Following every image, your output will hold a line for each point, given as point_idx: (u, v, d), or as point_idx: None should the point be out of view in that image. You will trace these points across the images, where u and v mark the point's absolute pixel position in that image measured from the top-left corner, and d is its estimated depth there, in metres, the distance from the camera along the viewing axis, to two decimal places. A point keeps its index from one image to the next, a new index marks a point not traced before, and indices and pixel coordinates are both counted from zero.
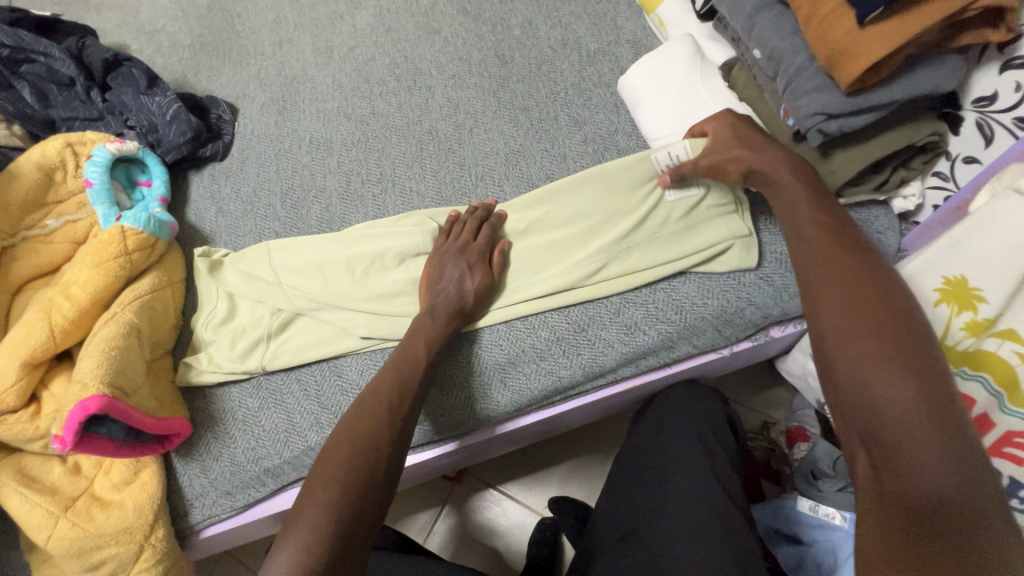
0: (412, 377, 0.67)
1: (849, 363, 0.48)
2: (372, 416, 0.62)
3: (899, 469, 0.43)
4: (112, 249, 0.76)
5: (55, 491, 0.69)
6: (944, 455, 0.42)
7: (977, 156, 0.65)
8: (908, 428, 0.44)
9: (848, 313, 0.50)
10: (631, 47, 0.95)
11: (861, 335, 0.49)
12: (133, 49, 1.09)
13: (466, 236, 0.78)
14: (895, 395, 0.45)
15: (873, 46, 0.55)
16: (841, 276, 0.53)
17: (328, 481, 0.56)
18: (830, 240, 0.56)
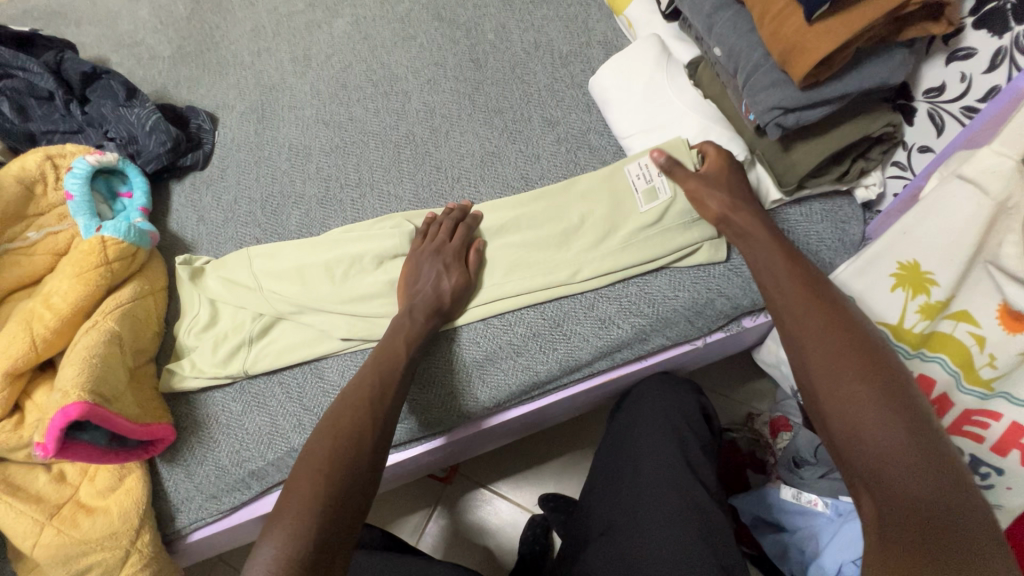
0: (391, 374, 0.68)
1: (831, 388, 0.51)
2: (353, 413, 0.63)
3: (890, 492, 0.45)
4: (92, 259, 0.77)
5: (41, 499, 0.69)
6: (936, 491, 0.44)
7: (930, 144, 0.67)
8: (901, 469, 0.45)
9: (826, 344, 0.54)
10: (602, 48, 0.98)
11: (848, 379, 0.51)
12: (113, 61, 1.10)
13: (443, 236, 0.80)
14: (878, 417, 0.48)
15: (821, 42, 0.57)
16: (814, 308, 0.57)
17: (312, 476, 0.57)
18: (809, 288, 0.59)
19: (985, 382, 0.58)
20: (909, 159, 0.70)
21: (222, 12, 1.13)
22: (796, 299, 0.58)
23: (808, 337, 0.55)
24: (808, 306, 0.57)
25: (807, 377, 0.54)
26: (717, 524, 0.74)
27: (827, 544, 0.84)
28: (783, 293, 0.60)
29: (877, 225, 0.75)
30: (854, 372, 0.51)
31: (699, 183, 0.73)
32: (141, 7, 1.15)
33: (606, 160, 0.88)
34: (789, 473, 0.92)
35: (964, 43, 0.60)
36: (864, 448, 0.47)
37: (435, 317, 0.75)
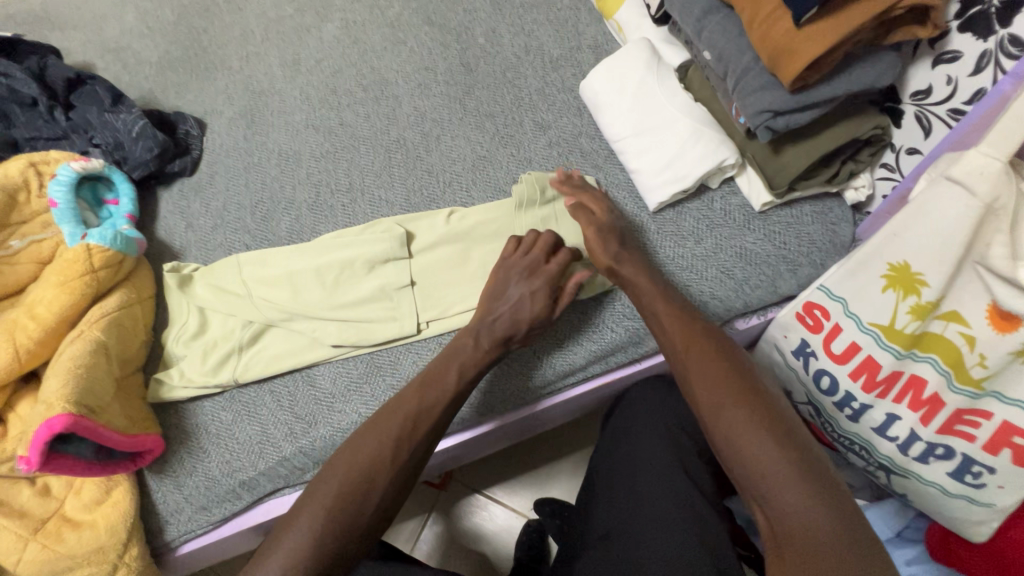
0: (420, 404, 0.64)
1: (713, 408, 0.54)
2: (376, 446, 0.60)
3: (774, 500, 0.48)
4: (78, 268, 0.76)
5: (25, 513, 0.68)
6: (808, 491, 0.47)
7: (918, 146, 0.68)
8: (780, 476, 0.48)
9: (704, 368, 0.57)
10: (592, 52, 0.98)
11: (724, 396, 0.54)
12: (99, 67, 1.09)
13: (537, 255, 0.76)
14: (753, 431, 0.51)
15: (809, 46, 0.57)
16: (689, 335, 0.61)
17: (315, 509, 0.56)
18: (681, 317, 0.63)
19: (976, 381, 0.59)
20: (898, 161, 0.71)
21: (210, 16, 1.12)
22: (670, 332, 0.62)
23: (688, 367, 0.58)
24: (683, 336, 0.61)
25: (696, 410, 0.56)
26: (710, 526, 0.74)
27: None
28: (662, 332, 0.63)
29: (867, 227, 0.76)
30: (730, 395, 0.54)
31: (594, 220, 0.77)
32: (127, 12, 1.14)
33: (598, 164, 0.88)
34: None
35: (949, 46, 0.61)
36: (748, 470, 0.50)
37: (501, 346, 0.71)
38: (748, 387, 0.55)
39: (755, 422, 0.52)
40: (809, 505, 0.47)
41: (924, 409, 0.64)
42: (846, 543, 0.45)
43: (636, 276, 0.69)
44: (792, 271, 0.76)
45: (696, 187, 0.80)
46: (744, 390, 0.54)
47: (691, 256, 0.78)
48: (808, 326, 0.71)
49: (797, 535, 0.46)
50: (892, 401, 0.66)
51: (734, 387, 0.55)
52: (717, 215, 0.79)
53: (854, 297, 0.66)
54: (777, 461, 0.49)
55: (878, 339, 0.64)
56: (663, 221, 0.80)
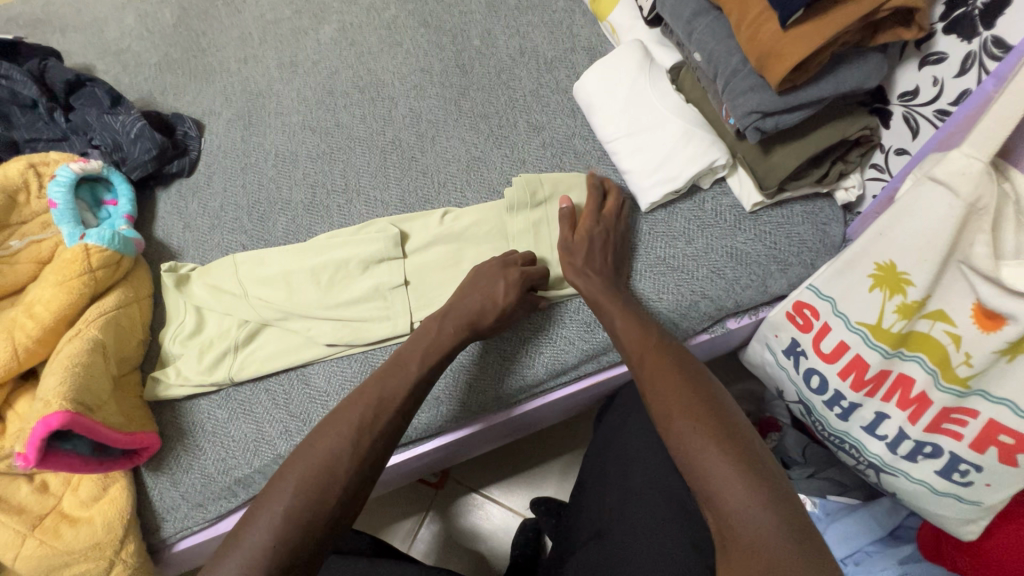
0: (379, 400, 0.63)
1: (662, 415, 0.56)
2: (339, 439, 0.59)
3: (718, 503, 0.49)
4: (75, 268, 0.77)
5: (23, 510, 0.69)
6: (749, 492, 0.48)
7: (906, 147, 0.69)
8: (721, 479, 0.49)
9: (656, 377, 0.59)
10: (587, 54, 0.99)
11: (674, 404, 0.56)
12: (99, 69, 1.10)
13: (517, 257, 0.78)
14: (698, 435, 0.53)
15: (794, 48, 0.58)
16: (645, 347, 0.63)
17: (276, 504, 0.54)
18: (640, 329, 0.65)
19: (961, 379, 0.59)
20: (887, 162, 0.72)
21: (208, 19, 1.14)
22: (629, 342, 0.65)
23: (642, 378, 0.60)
24: (640, 347, 0.63)
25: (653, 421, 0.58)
26: (700, 523, 0.75)
27: None
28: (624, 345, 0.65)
29: (857, 226, 0.77)
30: (684, 403, 0.55)
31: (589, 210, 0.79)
32: (127, 15, 1.15)
33: (591, 164, 0.89)
34: None
35: (935, 47, 0.61)
36: (695, 475, 0.51)
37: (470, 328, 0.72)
38: (701, 396, 0.56)
39: (705, 431, 0.53)
40: (751, 506, 0.47)
41: (912, 407, 0.64)
42: (794, 547, 0.45)
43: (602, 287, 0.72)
44: (783, 271, 0.77)
45: (688, 188, 0.81)
46: (697, 400, 0.56)
47: (682, 256, 0.78)
48: (798, 325, 0.71)
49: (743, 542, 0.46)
50: (881, 400, 0.67)
51: (688, 397, 0.56)
52: (709, 215, 0.80)
53: (843, 296, 0.66)
54: (720, 463, 0.50)
55: (866, 338, 0.64)
56: (655, 221, 0.81)
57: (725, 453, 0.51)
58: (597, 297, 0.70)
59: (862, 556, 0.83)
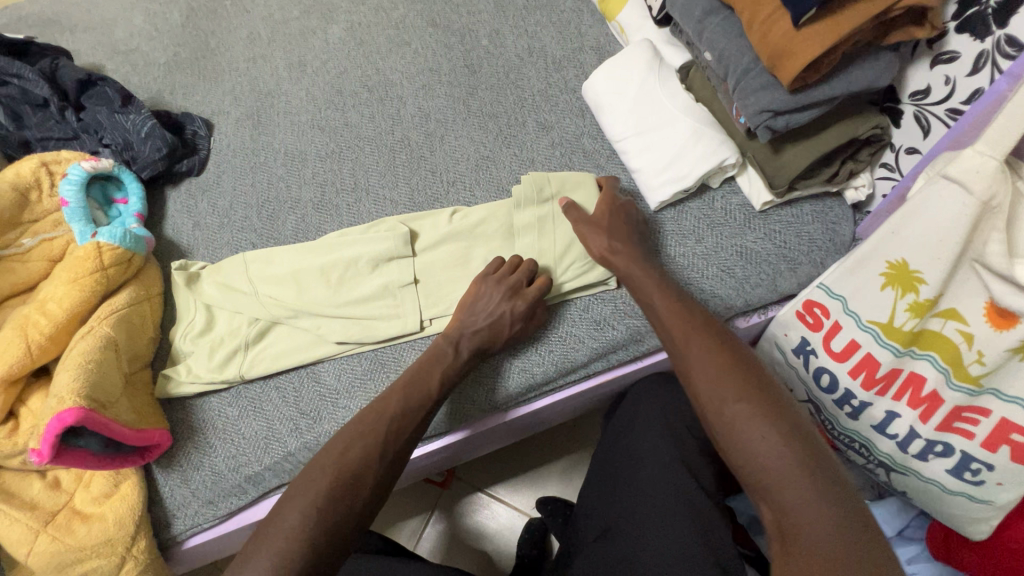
0: (401, 412, 0.66)
1: (716, 403, 0.54)
2: (368, 448, 0.62)
3: (781, 498, 0.48)
4: (88, 265, 0.77)
5: (35, 506, 0.69)
6: (815, 487, 0.47)
7: (918, 146, 0.69)
8: (785, 473, 0.48)
9: (706, 362, 0.57)
10: (595, 53, 0.99)
11: (729, 393, 0.54)
12: (108, 69, 1.11)
13: (520, 276, 0.78)
14: (758, 426, 0.51)
15: (807, 47, 0.58)
16: (691, 330, 0.60)
17: (305, 508, 0.56)
18: (682, 311, 0.63)
19: (973, 378, 0.59)
20: (897, 161, 0.72)
21: (217, 19, 1.14)
22: (673, 323, 0.62)
23: (690, 363, 0.58)
24: (686, 330, 0.60)
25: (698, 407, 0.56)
26: (709, 522, 0.75)
27: None
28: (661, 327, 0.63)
29: (867, 226, 0.77)
30: (734, 388, 0.54)
31: (597, 220, 0.78)
32: (136, 15, 1.16)
33: (600, 163, 0.89)
34: None
35: (947, 46, 0.61)
36: (755, 468, 0.50)
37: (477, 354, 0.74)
38: (751, 380, 0.55)
39: (758, 417, 0.52)
40: (818, 502, 0.47)
41: (923, 406, 0.64)
42: (857, 537, 0.45)
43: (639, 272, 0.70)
44: (793, 270, 0.77)
45: (698, 187, 0.81)
46: (748, 385, 0.55)
47: (692, 255, 0.78)
48: (808, 324, 0.72)
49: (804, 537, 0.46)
50: (892, 399, 0.67)
51: (744, 384, 0.54)
52: (718, 214, 0.80)
53: (854, 295, 0.66)
54: (783, 457, 0.49)
55: (877, 337, 0.65)
56: (664, 220, 0.81)
57: (781, 440, 0.50)
58: (636, 281, 0.70)
59: None
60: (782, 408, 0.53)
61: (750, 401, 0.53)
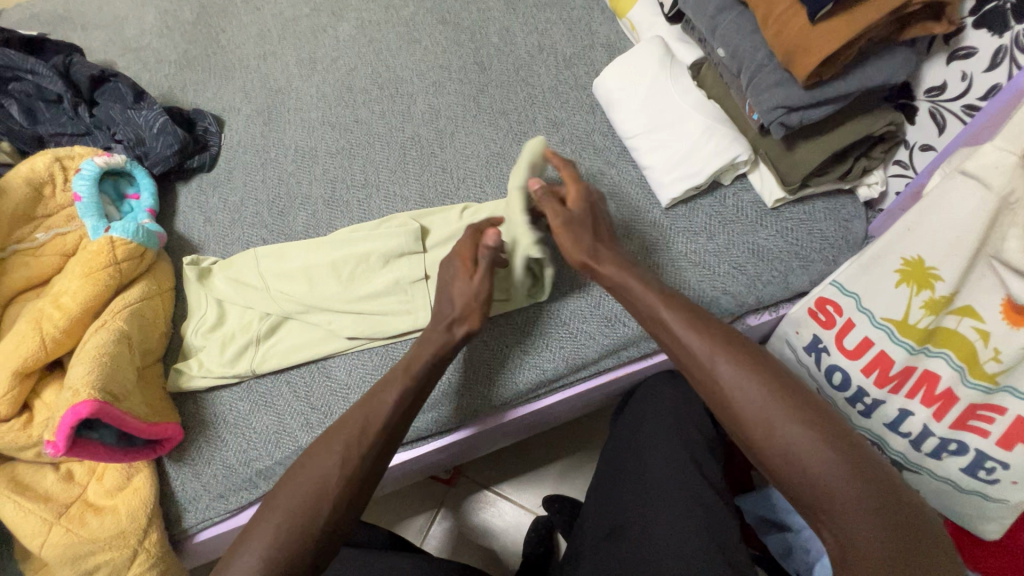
0: (360, 427, 0.62)
1: (764, 431, 0.53)
2: (320, 472, 0.59)
3: (845, 523, 0.49)
4: (102, 260, 0.78)
5: (49, 498, 0.70)
6: (877, 506, 0.49)
7: (933, 143, 0.69)
8: (848, 499, 0.49)
9: (744, 387, 0.54)
10: (605, 51, 0.99)
11: (779, 420, 0.53)
12: (119, 66, 1.11)
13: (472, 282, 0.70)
14: (814, 452, 0.51)
15: (823, 42, 0.58)
16: (718, 349, 0.57)
17: (265, 527, 0.56)
18: (699, 327, 0.59)
19: (989, 375, 0.59)
20: (911, 158, 0.72)
21: (227, 16, 1.14)
22: (695, 341, 0.58)
23: (726, 387, 0.55)
24: (711, 350, 0.57)
25: (741, 432, 0.55)
26: (720, 520, 0.74)
27: None
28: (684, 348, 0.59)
29: (880, 224, 0.76)
30: (779, 410, 0.53)
31: (561, 223, 0.70)
32: (147, 12, 1.16)
33: (611, 160, 0.88)
34: None
35: (964, 42, 0.61)
36: (815, 494, 0.51)
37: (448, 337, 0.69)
38: (795, 397, 0.54)
39: (815, 440, 0.51)
40: (880, 520, 0.49)
41: (938, 404, 0.64)
42: (916, 546, 0.48)
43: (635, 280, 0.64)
44: (805, 268, 0.77)
45: (709, 184, 0.81)
46: (793, 403, 0.53)
47: (703, 252, 0.78)
48: (820, 322, 0.71)
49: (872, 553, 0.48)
50: (905, 397, 0.66)
51: (790, 407, 0.53)
52: (730, 211, 0.80)
53: (867, 292, 0.66)
54: (844, 481, 0.50)
55: (891, 334, 0.64)
56: (675, 217, 0.81)
57: (840, 462, 0.50)
58: (632, 288, 0.64)
59: None
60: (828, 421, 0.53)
61: (800, 422, 0.52)
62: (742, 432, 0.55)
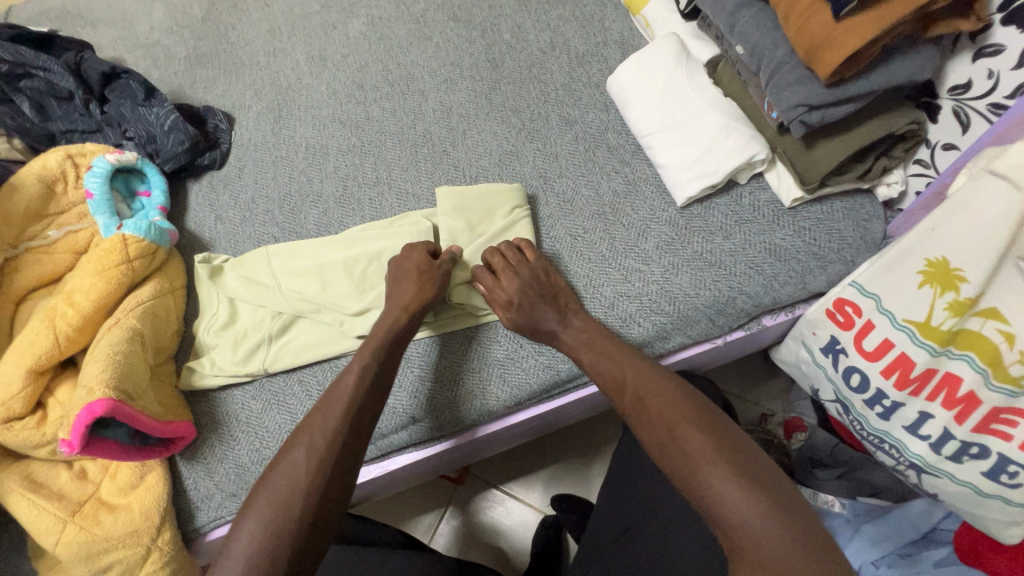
0: (318, 433, 0.62)
1: (669, 437, 0.61)
2: (286, 484, 0.58)
3: (732, 517, 0.54)
4: (114, 257, 0.77)
5: (63, 496, 0.70)
6: (760, 499, 0.54)
7: (956, 142, 0.68)
8: (733, 493, 0.55)
9: (654, 402, 0.65)
10: (619, 48, 0.98)
11: (679, 427, 0.61)
12: (129, 62, 1.11)
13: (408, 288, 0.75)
14: (704, 452, 0.58)
15: (848, 39, 0.57)
16: (638, 374, 0.68)
17: (246, 533, 0.55)
18: (625, 356, 0.70)
19: (1014, 379, 0.58)
20: (932, 157, 0.71)
21: (237, 13, 1.14)
22: (620, 369, 0.69)
23: (642, 402, 0.65)
24: (633, 375, 0.68)
25: (653, 442, 0.63)
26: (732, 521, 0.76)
27: (845, 545, 0.87)
28: (607, 373, 0.69)
29: (899, 224, 0.76)
30: (679, 419, 0.62)
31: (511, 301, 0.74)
32: (157, 9, 1.16)
33: (624, 159, 0.87)
34: (804, 473, 0.98)
35: (991, 39, 0.60)
36: (707, 490, 0.56)
37: (405, 316, 0.73)
38: (699, 413, 0.62)
39: (709, 446, 0.59)
40: (763, 512, 0.53)
41: (959, 407, 0.63)
42: (802, 542, 0.52)
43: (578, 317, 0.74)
44: (823, 268, 0.76)
45: (725, 183, 0.80)
46: (696, 417, 0.62)
47: (719, 251, 0.77)
48: (838, 323, 0.71)
49: (765, 550, 0.51)
50: (926, 399, 0.65)
51: (691, 419, 0.62)
52: (746, 210, 0.79)
53: (889, 293, 0.65)
54: (730, 477, 0.56)
55: (913, 336, 0.63)
56: (691, 216, 0.80)
57: (728, 465, 0.57)
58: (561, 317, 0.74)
59: (894, 557, 0.84)
60: (727, 433, 0.60)
61: (699, 432, 0.60)
62: (656, 444, 0.62)
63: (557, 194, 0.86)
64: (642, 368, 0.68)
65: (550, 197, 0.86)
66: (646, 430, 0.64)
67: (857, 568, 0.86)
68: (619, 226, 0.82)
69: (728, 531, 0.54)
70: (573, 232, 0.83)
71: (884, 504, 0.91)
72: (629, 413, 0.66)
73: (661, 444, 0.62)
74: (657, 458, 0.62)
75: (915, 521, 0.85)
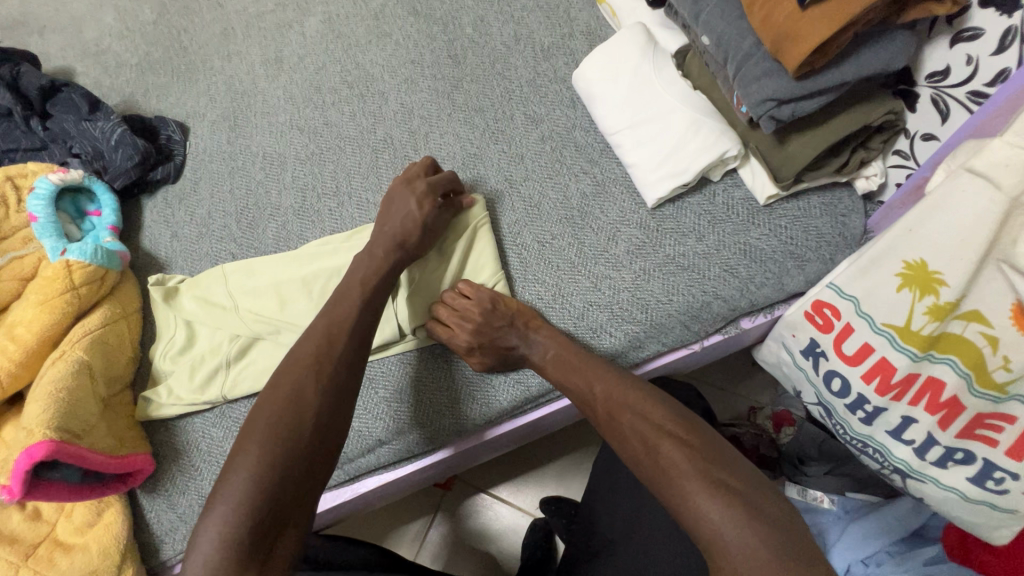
0: (319, 355, 0.62)
1: (643, 449, 0.59)
2: (292, 398, 0.59)
3: (707, 528, 0.51)
4: (57, 285, 0.73)
5: (15, 539, 0.67)
6: (738, 506, 0.51)
7: (935, 132, 0.64)
8: (710, 502, 0.52)
9: (625, 413, 0.62)
10: (586, 38, 0.93)
11: (655, 436, 0.59)
12: (79, 71, 1.06)
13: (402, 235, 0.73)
14: (679, 462, 0.56)
15: (814, 29, 0.53)
16: (611, 385, 0.65)
17: (250, 443, 0.55)
18: (597, 364, 0.67)
19: (997, 384, 0.55)
20: (912, 148, 0.67)
21: (189, 14, 1.08)
22: (591, 380, 0.66)
23: (615, 414, 0.62)
24: (606, 386, 0.64)
25: (629, 455, 0.60)
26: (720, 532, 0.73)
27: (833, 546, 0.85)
28: (575, 387, 0.66)
29: (879, 218, 0.73)
30: (652, 430, 0.59)
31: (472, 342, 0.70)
32: (106, 13, 1.10)
33: (593, 159, 0.83)
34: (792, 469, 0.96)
35: (969, 22, 0.57)
36: (682, 502, 0.54)
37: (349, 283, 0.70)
38: (673, 422, 0.60)
39: (683, 456, 0.56)
40: (741, 521, 0.50)
41: (942, 413, 0.60)
42: (784, 546, 0.49)
43: (544, 327, 0.72)
44: (801, 267, 0.72)
45: (697, 181, 0.76)
46: (672, 429, 0.59)
47: (692, 254, 0.74)
48: (818, 325, 0.68)
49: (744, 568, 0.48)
50: (908, 404, 0.62)
51: (666, 429, 0.59)
52: (719, 209, 0.75)
53: (867, 296, 0.62)
54: (706, 486, 0.53)
55: (893, 340, 0.61)
56: (663, 218, 0.77)
57: (703, 475, 0.54)
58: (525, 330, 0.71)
59: (884, 556, 0.82)
60: (706, 445, 0.58)
61: (674, 442, 0.58)
62: (631, 456, 0.60)
63: (523, 197, 0.82)
64: (616, 378, 0.65)
65: (516, 201, 0.82)
66: (620, 443, 0.61)
67: (845, 568, 0.84)
68: (588, 230, 0.78)
69: (708, 547, 0.51)
70: (540, 237, 0.79)
71: (875, 500, 0.88)
72: (603, 428, 0.63)
73: (638, 459, 0.59)
74: (635, 474, 0.59)
75: (904, 519, 0.83)
